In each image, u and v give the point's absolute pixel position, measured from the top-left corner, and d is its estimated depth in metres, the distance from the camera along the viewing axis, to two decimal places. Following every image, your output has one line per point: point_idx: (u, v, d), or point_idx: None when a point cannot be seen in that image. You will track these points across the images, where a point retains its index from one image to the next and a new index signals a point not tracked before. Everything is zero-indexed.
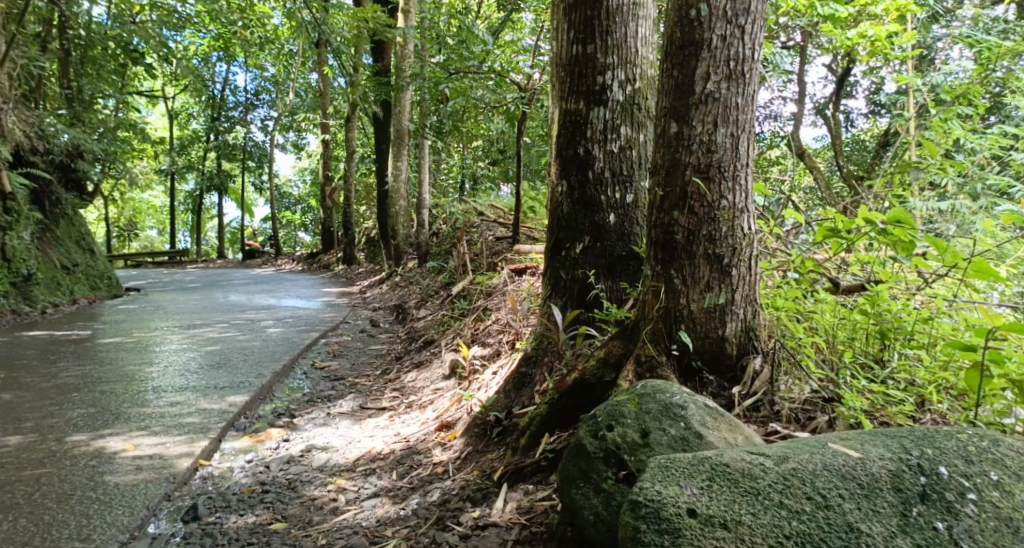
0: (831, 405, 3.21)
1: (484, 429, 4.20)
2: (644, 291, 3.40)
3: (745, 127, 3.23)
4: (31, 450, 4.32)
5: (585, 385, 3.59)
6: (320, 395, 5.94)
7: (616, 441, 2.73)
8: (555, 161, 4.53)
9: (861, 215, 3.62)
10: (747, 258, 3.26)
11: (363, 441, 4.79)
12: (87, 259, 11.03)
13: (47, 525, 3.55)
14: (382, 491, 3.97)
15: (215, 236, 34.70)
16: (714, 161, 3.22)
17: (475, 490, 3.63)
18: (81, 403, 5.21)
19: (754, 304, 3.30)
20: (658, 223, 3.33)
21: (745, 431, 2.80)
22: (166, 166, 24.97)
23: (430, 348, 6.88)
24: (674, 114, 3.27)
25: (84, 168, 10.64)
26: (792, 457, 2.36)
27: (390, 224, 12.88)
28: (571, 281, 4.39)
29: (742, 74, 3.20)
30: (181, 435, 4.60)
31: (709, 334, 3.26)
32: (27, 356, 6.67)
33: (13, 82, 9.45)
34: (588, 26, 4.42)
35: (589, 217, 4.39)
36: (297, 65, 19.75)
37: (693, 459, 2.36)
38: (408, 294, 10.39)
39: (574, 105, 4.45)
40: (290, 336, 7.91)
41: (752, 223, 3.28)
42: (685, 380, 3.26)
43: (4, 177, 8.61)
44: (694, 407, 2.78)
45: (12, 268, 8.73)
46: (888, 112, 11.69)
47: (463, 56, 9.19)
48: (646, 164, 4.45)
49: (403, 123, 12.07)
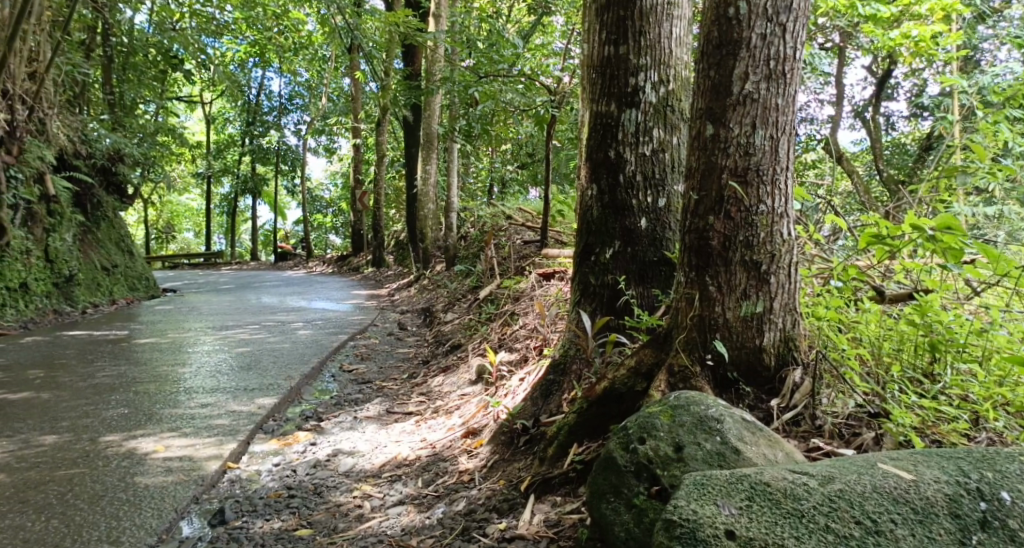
0: (878, 421, 3.04)
1: (511, 437, 4.11)
2: (676, 299, 3.29)
3: (786, 128, 3.11)
4: (66, 450, 4.34)
5: (615, 395, 3.48)
6: (348, 398, 5.91)
7: (648, 455, 2.62)
8: (586, 164, 4.44)
9: (908, 221, 3.48)
10: (786, 265, 3.14)
11: (389, 446, 4.73)
12: (126, 260, 11.18)
13: (78, 526, 3.54)
14: (407, 498, 3.90)
15: (248, 239, 35.16)
16: (752, 164, 3.10)
17: (501, 500, 3.54)
18: (115, 403, 5.23)
19: (793, 313, 3.17)
20: (693, 228, 3.22)
21: (784, 447, 2.67)
22: (202, 170, 25.35)
23: (457, 353, 6.82)
24: (711, 116, 3.16)
25: (123, 172, 10.86)
26: (838, 477, 2.23)
27: (419, 227, 12.89)
28: (601, 287, 4.29)
29: (783, 73, 3.07)
30: (210, 437, 4.59)
31: (745, 344, 3.14)
32: (64, 355, 6.74)
33: (58, 87, 9.61)
34: (621, 27, 4.31)
35: (620, 221, 4.28)
36: (330, 70, 19.94)
37: (731, 477, 2.24)
38: (436, 298, 10.37)
39: (606, 107, 4.35)
40: (319, 338, 7.92)
41: (792, 229, 3.15)
42: (720, 392, 3.14)
43: (48, 179, 8.89)
44: (730, 421, 2.66)
45: (55, 269, 8.85)
46: (930, 115, 11.44)
47: (494, 60, 9.15)
48: (679, 168, 4.34)
49: (432, 127, 12.07)
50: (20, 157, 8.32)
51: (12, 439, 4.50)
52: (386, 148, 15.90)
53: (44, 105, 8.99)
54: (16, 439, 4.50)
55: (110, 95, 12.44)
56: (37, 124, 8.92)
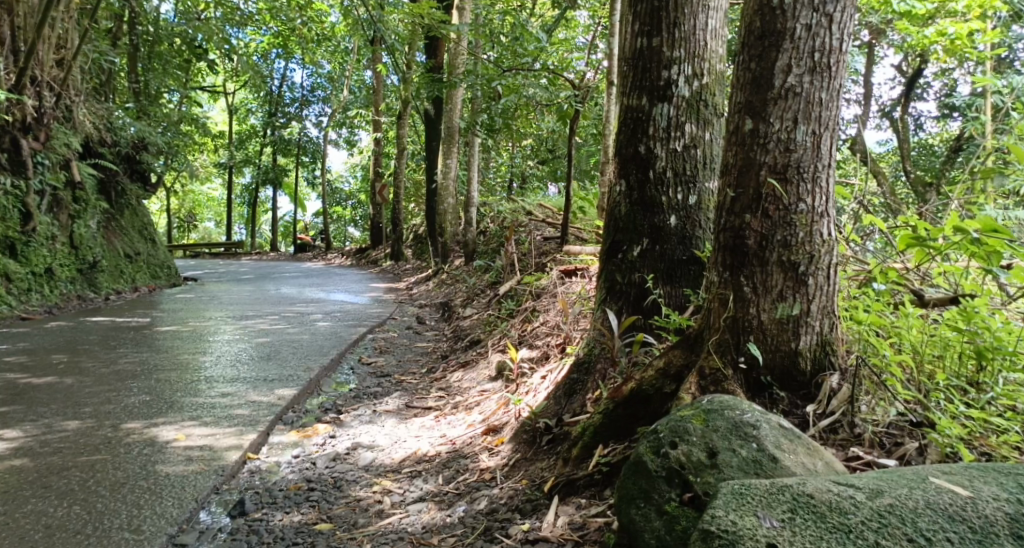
0: (921, 430, 2.92)
1: (534, 436, 4.03)
2: (708, 299, 3.20)
3: (829, 124, 3.00)
4: (88, 436, 4.32)
5: (643, 396, 3.39)
6: (367, 391, 5.86)
7: (680, 460, 2.52)
8: (614, 159, 4.33)
9: (951, 222, 3.38)
10: (826, 266, 3.04)
11: (409, 441, 4.68)
12: (148, 248, 11.21)
13: (99, 513, 3.50)
14: (428, 495, 3.84)
15: (267, 229, 35.32)
16: (793, 161, 2.99)
17: (523, 500, 3.46)
18: (137, 391, 5.21)
19: (831, 317, 3.07)
20: (728, 226, 3.12)
21: (824, 456, 2.57)
22: (224, 160, 25.45)
23: (476, 348, 6.75)
24: (750, 109, 3.05)
25: (147, 160, 10.91)
26: (888, 492, 2.13)
27: (438, 221, 12.85)
28: (627, 286, 4.20)
29: (828, 66, 2.96)
30: (230, 427, 4.55)
31: (780, 347, 3.04)
32: (87, 341, 6.75)
33: (85, 75, 9.65)
34: (655, 18, 4.21)
35: (649, 218, 4.18)
36: (353, 62, 19.97)
37: (772, 488, 2.15)
38: (455, 292, 10.32)
39: (636, 101, 4.25)
40: (338, 330, 7.88)
41: (832, 229, 3.05)
42: (753, 395, 3.04)
43: (74, 166, 8.95)
44: (766, 427, 2.56)
45: (79, 255, 8.86)
46: (960, 116, 11.22)
47: (518, 53, 8.99)
48: (712, 164, 4.24)
49: (454, 121, 12.01)
50: (47, 143, 8.38)
51: (34, 424, 4.48)
52: (406, 141, 15.82)
53: (71, 92, 9.03)
54: (38, 424, 4.48)
55: (135, 83, 12.48)
56: (64, 111, 8.97)
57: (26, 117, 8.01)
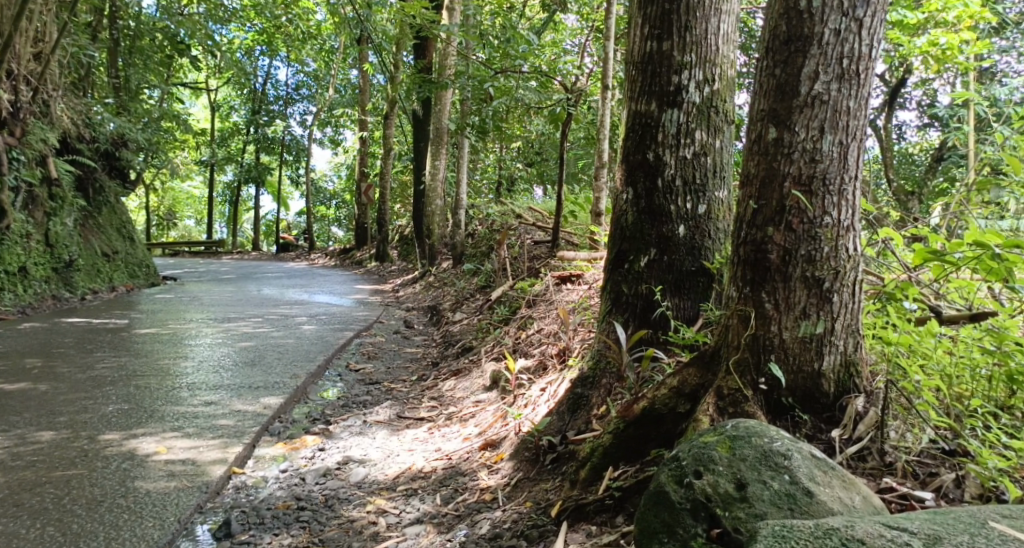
0: (956, 460, 2.79)
1: (537, 454, 3.85)
2: (727, 315, 3.05)
3: (856, 134, 2.85)
4: (63, 449, 4.09)
5: (655, 416, 3.23)
6: (356, 400, 5.65)
7: (706, 492, 2.38)
8: (621, 166, 4.18)
9: (970, 237, 3.24)
10: (851, 283, 2.89)
11: (402, 455, 4.48)
12: (127, 247, 10.92)
13: (75, 535, 3.29)
14: (425, 517, 3.65)
15: (250, 228, 34.88)
16: (819, 172, 2.85)
17: (529, 525, 3.29)
18: (115, 398, 4.98)
19: (856, 336, 2.93)
20: (748, 240, 2.97)
21: (861, 490, 2.42)
22: (206, 157, 25.04)
23: (468, 356, 6.56)
24: (774, 118, 2.91)
25: (127, 157, 10.63)
26: (947, 539, 1.98)
27: (425, 222, 12.65)
28: (633, 297, 4.04)
29: (857, 73, 2.82)
30: (215, 439, 4.34)
31: (803, 368, 2.90)
32: (63, 344, 6.49)
33: (64, 69, 9.38)
34: (665, 21, 4.06)
35: (656, 227, 4.03)
36: (338, 61, 19.68)
37: (817, 531, 2.01)
38: (442, 296, 10.13)
39: (645, 106, 4.09)
40: (324, 334, 7.67)
41: (858, 244, 2.90)
42: (774, 418, 2.89)
43: (51, 162, 8.68)
44: (799, 457, 2.42)
45: (54, 254, 8.59)
46: (941, 125, 11.19)
47: (508, 55, 8.81)
48: (722, 173, 4.10)
49: (443, 122, 11.83)
50: (22, 139, 8.12)
51: (6, 435, 4.25)
52: (393, 141, 15.57)
53: (49, 86, 8.77)
54: (10, 435, 4.24)
55: (116, 79, 12.21)
56: (40, 105, 8.71)
57: (2, 111, 7.77)
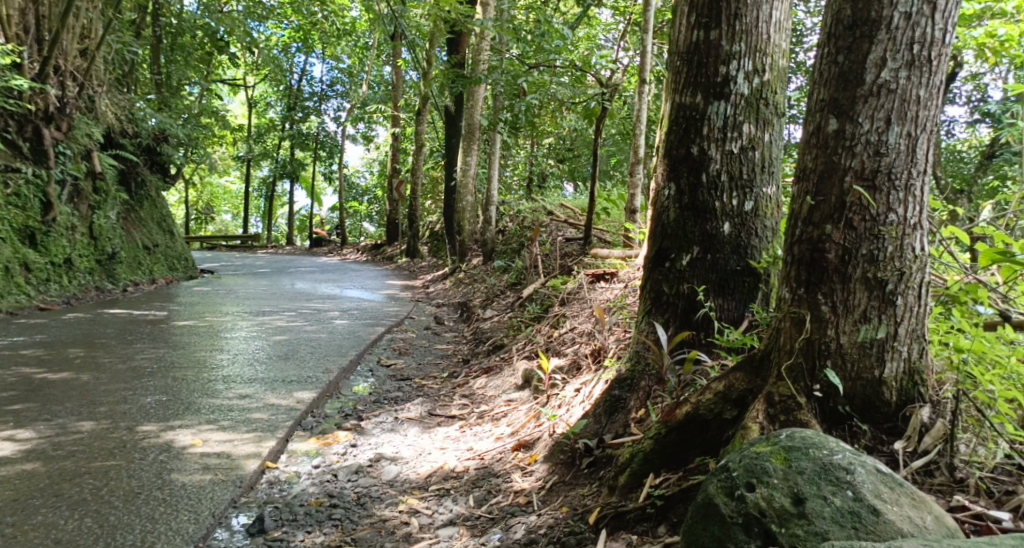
0: None
1: (573, 458, 3.70)
2: (778, 318, 2.89)
3: (926, 126, 2.67)
4: (103, 439, 4.05)
5: (699, 422, 3.06)
6: (387, 396, 5.57)
7: (760, 506, 2.25)
8: (664, 160, 4.02)
9: None
10: (917, 286, 2.71)
11: (433, 454, 4.37)
12: (167, 240, 10.99)
13: (112, 527, 3.21)
14: (458, 519, 3.53)
15: (284, 223, 35.22)
16: (883, 166, 2.67)
17: (566, 532, 3.14)
18: (153, 390, 4.95)
19: (920, 342, 2.75)
20: (804, 238, 2.81)
21: (932, 509, 2.25)
22: (242, 153, 25.28)
23: (499, 353, 6.44)
24: (835, 108, 2.74)
25: (168, 152, 10.70)
26: None
27: (456, 219, 12.54)
28: (674, 297, 3.88)
29: (929, 60, 2.63)
30: (249, 432, 4.28)
31: (862, 375, 2.73)
32: (104, 334, 6.52)
33: (108, 66, 9.52)
34: (714, 9, 3.89)
35: (700, 225, 3.86)
36: (373, 57, 19.74)
37: None
38: (473, 292, 10.02)
39: (690, 99, 3.93)
40: (356, 329, 7.60)
41: (925, 243, 2.72)
42: (830, 427, 2.73)
43: (95, 156, 8.75)
44: (862, 472, 2.27)
45: (98, 246, 8.64)
46: (992, 122, 10.81)
47: (544, 49, 8.69)
48: (771, 168, 3.92)
49: (474, 118, 11.71)
50: (68, 133, 8.25)
51: (48, 424, 4.22)
52: (426, 138, 15.49)
53: (94, 82, 8.91)
54: (52, 424, 4.22)
55: (157, 75, 12.34)
56: (86, 101, 8.82)
57: (49, 106, 7.91)
